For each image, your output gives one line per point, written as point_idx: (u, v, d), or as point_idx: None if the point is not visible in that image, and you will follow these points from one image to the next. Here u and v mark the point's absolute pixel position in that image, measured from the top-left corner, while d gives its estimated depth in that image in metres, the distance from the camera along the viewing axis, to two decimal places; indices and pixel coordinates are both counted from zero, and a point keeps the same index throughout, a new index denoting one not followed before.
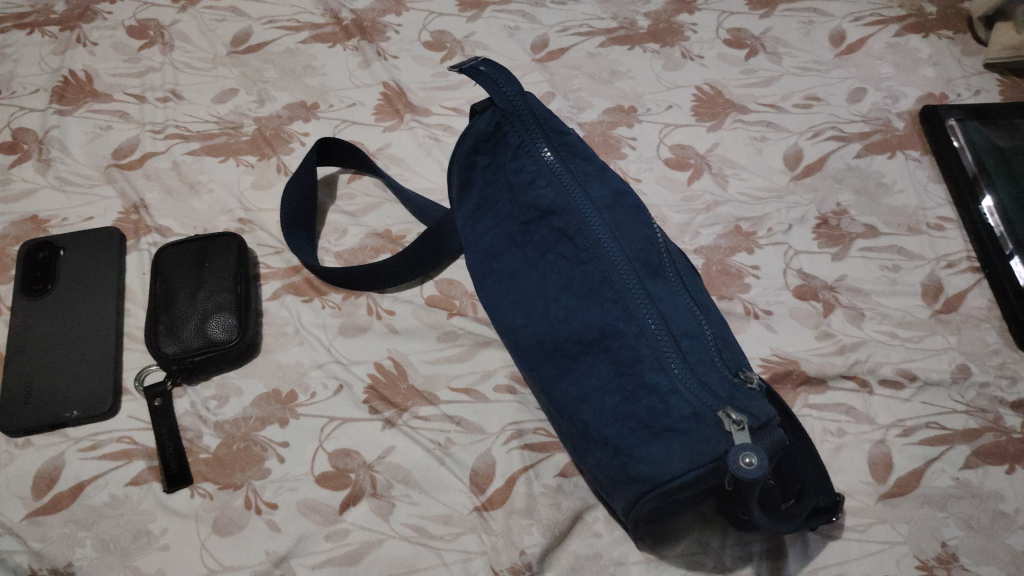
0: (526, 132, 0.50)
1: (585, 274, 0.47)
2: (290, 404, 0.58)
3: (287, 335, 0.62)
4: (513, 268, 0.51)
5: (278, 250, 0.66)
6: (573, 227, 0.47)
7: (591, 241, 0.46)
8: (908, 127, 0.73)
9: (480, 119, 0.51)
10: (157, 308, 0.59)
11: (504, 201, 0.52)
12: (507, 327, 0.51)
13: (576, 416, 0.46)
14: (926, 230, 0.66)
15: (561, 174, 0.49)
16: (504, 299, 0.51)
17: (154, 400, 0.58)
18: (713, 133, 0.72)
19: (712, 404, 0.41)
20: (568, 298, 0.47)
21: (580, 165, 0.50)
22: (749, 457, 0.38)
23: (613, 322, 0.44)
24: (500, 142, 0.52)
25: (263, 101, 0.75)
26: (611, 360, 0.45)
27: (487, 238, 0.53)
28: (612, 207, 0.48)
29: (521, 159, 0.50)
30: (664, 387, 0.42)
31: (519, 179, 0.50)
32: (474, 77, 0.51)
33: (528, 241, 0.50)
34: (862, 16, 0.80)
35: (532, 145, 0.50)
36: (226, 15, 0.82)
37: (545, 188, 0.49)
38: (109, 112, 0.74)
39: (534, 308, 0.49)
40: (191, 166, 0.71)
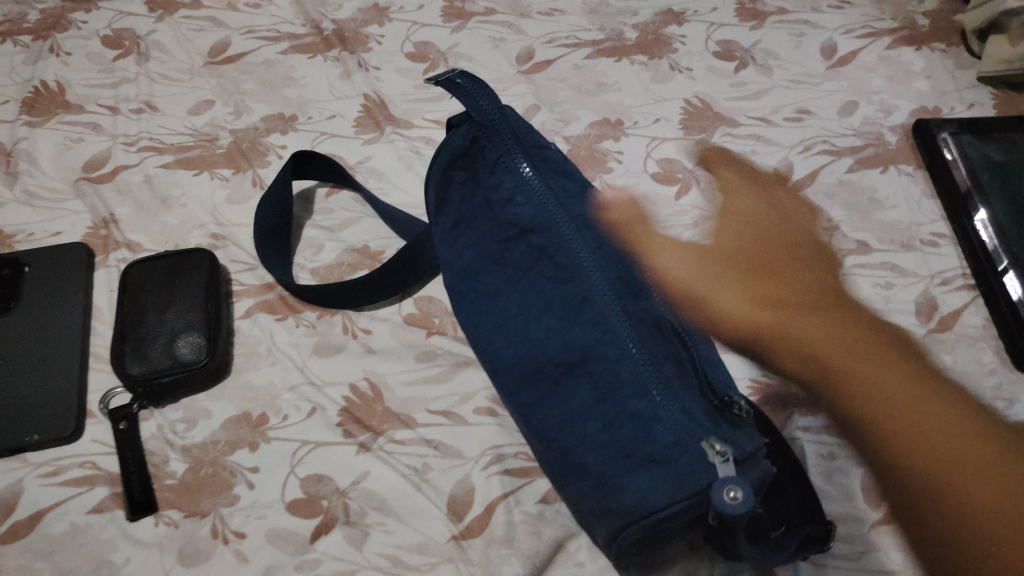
0: (503, 147, 0.48)
1: (565, 294, 0.44)
2: (261, 427, 0.56)
3: (259, 355, 0.59)
4: (492, 286, 0.49)
5: (252, 267, 0.64)
6: (553, 245, 0.45)
7: (571, 260, 0.44)
8: (900, 141, 0.71)
9: (455, 134, 0.49)
10: (122, 328, 0.57)
11: (482, 217, 0.50)
12: (486, 348, 0.49)
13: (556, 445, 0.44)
14: (919, 247, 0.64)
15: (540, 190, 0.47)
16: (483, 319, 0.49)
17: (119, 423, 0.55)
18: (702, 147, 0.70)
19: (697, 433, 0.39)
20: (547, 319, 0.45)
21: (560, 181, 0.48)
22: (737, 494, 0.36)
23: (593, 346, 0.42)
24: (478, 157, 0.49)
25: (240, 112, 0.73)
26: (592, 386, 0.42)
27: (464, 255, 0.51)
28: (592, 226, 0.46)
29: (500, 175, 0.48)
30: (647, 414, 0.40)
31: (497, 196, 0.48)
32: (451, 89, 0.48)
33: (507, 260, 0.48)
34: (852, 28, 0.79)
35: (510, 161, 0.48)
36: (204, 25, 0.80)
37: (524, 205, 0.47)
38: (81, 123, 0.72)
39: (513, 329, 0.47)
40: (164, 180, 0.68)
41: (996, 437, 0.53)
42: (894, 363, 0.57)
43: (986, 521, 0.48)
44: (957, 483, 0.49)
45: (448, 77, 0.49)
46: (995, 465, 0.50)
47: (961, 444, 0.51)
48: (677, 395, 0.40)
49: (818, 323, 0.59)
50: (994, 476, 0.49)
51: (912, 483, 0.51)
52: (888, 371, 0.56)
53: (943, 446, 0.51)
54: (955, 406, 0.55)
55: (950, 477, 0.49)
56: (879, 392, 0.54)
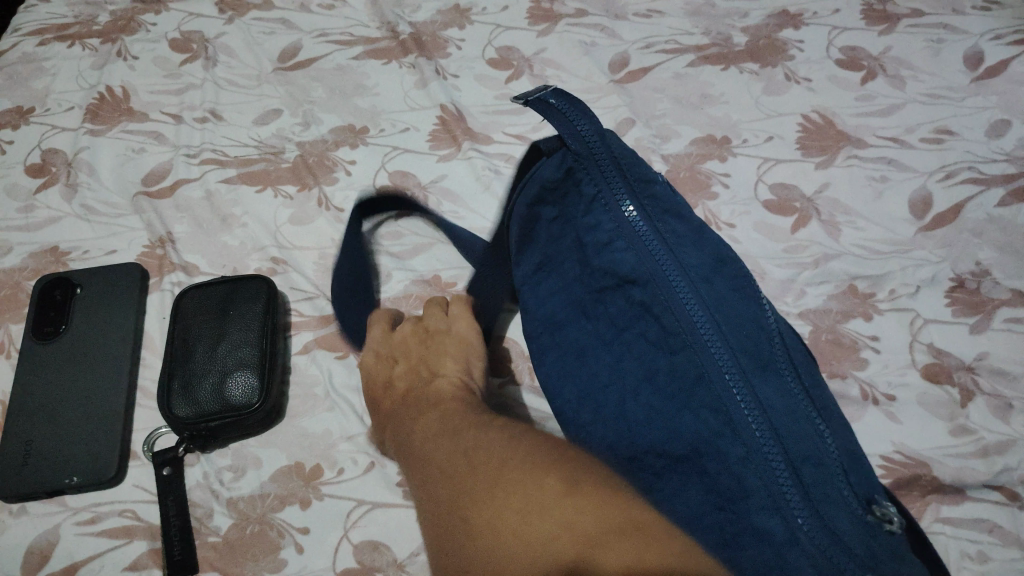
0: (604, 181, 0.40)
1: (676, 365, 0.37)
2: (314, 481, 0.50)
3: (316, 398, 0.54)
4: (582, 343, 0.43)
5: (312, 296, 0.58)
6: (659, 303, 0.38)
7: (683, 322, 0.37)
8: None
9: (548, 163, 0.42)
10: (172, 362, 0.52)
11: (573, 260, 0.43)
12: (572, 422, 0.42)
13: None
14: None
15: (644, 234, 0.39)
16: (570, 382, 0.43)
17: (162, 469, 0.50)
18: (823, 171, 0.61)
19: (845, 567, 0.31)
20: (646, 394, 0.38)
21: (671, 221, 0.41)
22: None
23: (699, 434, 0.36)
24: (571, 190, 0.42)
25: (308, 123, 0.68)
26: (702, 487, 0.35)
27: (553, 304, 0.45)
28: (711, 273, 0.39)
29: (597, 214, 0.41)
30: (780, 537, 0.32)
31: (592, 239, 0.41)
32: (542, 111, 0.41)
33: (603, 314, 0.42)
34: (1003, 34, 0.68)
35: (610, 197, 0.40)
36: (275, 27, 0.76)
37: (625, 253, 0.40)
38: (144, 133, 0.68)
39: (606, 404, 0.40)
40: (225, 197, 0.64)
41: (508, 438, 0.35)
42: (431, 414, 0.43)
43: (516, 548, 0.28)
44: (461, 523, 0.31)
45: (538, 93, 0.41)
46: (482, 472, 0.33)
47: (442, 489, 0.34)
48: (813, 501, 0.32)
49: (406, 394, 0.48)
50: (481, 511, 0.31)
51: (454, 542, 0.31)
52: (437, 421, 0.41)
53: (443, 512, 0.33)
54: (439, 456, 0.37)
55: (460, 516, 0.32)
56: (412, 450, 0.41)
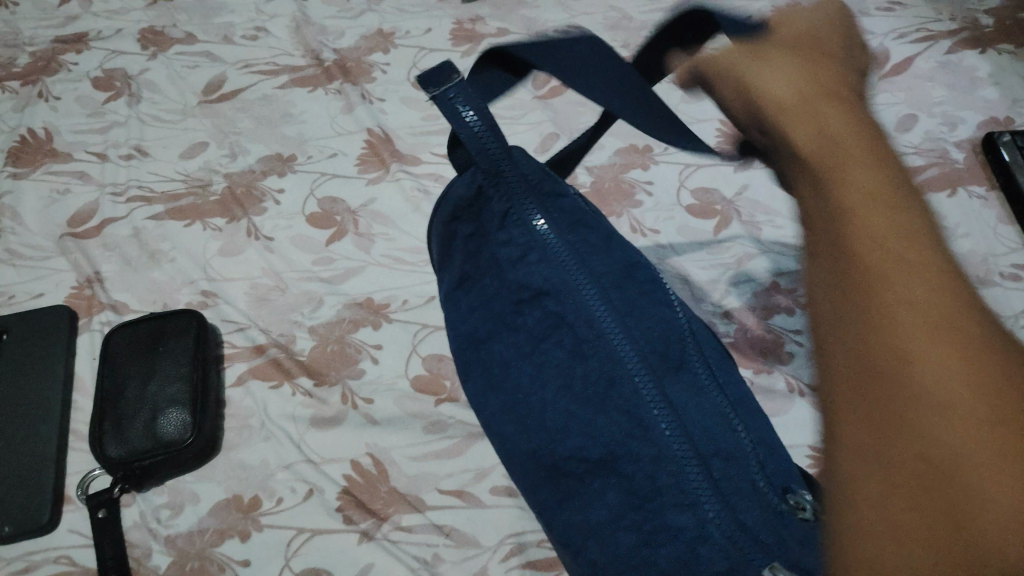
0: (512, 194, 0.40)
1: (597, 370, 0.37)
2: (253, 512, 0.50)
3: (251, 429, 0.53)
4: (504, 356, 0.42)
5: (243, 327, 0.58)
6: (573, 312, 0.39)
7: (593, 330, 0.38)
8: (970, 159, 0.62)
9: (459, 183, 0.43)
10: (102, 403, 0.51)
11: (490, 276, 0.43)
12: (499, 436, 0.42)
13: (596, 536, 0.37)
14: (999, 282, 0.55)
15: (557, 248, 0.40)
16: (495, 395, 0.42)
17: (97, 511, 0.49)
18: (742, 173, 0.63)
19: (750, 554, 0.33)
20: (566, 401, 0.38)
21: (582, 234, 0.42)
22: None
23: (621, 437, 0.36)
24: (483, 207, 0.42)
25: (235, 154, 0.68)
26: (622, 489, 0.36)
27: (474, 321, 0.44)
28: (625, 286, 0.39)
29: (510, 228, 0.41)
30: (691, 534, 0.34)
31: (506, 253, 0.41)
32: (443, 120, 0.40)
33: (522, 327, 0.41)
34: (906, 32, 0.71)
35: (521, 212, 0.41)
36: (199, 61, 0.76)
37: (538, 267, 0.40)
38: (68, 173, 0.68)
39: (530, 414, 0.40)
40: (153, 233, 0.63)
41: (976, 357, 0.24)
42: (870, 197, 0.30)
43: (975, 487, 0.21)
44: (950, 434, 0.23)
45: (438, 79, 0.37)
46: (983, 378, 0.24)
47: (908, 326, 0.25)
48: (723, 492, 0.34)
49: (879, 175, 0.31)
50: (968, 403, 0.23)
51: (876, 416, 0.24)
52: (912, 258, 0.27)
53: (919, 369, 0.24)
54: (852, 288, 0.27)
55: (905, 370, 0.24)
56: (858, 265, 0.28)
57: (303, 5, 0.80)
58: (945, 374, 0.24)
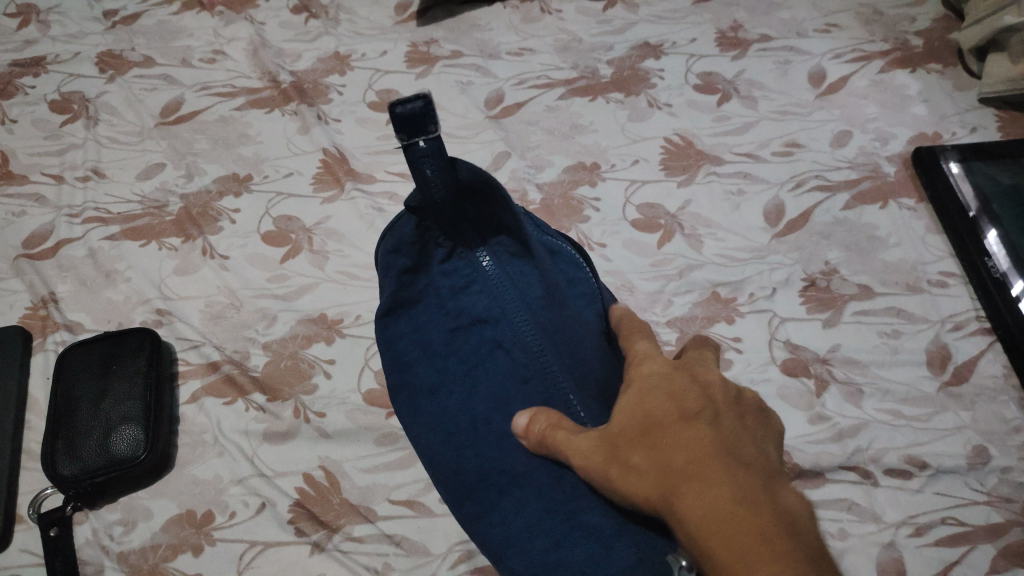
0: (454, 236, 0.46)
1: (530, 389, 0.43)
2: (205, 527, 0.51)
3: (204, 445, 0.54)
4: (436, 377, 0.44)
5: (198, 344, 0.59)
6: (508, 338, 0.45)
7: (529, 354, 0.44)
8: (900, 172, 0.66)
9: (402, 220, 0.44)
10: (55, 423, 0.52)
11: (430, 305, 0.47)
12: (423, 454, 0.43)
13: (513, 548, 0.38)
14: (927, 289, 0.59)
15: (497, 282, 0.47)
16: (418, 416, 0.44)
17: (50, 529, 0.49)
18: (684, 189, 0.65)
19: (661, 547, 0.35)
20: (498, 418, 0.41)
21: (522, 264, 0.47)
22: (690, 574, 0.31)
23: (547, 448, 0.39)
24: (427, 240, 0.45)
25: (192, 175, 0.69)
26: (539, 497, 0.38)
27: (406, 343, 0.46)
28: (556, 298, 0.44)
29: (455, 261, 0.48)
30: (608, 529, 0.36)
31: (449, 283, 0.47)
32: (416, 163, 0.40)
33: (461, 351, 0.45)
34: (841, 52, 0.74)
35: (468, 251, 0.47)
36: (157, 84, 0.77)
37: (478, 295, 0.47)
38: (24, 196, 0.68)
39: (456, 431, 0.42)
40: (109, 253, 0.64)
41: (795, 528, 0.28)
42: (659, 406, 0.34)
43: None
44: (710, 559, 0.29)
45: (407, 118, 0.38)
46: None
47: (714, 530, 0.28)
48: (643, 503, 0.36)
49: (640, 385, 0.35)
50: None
51: None
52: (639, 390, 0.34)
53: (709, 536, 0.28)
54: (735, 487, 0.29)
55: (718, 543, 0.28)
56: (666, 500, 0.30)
57: (260, 28, 0.81)
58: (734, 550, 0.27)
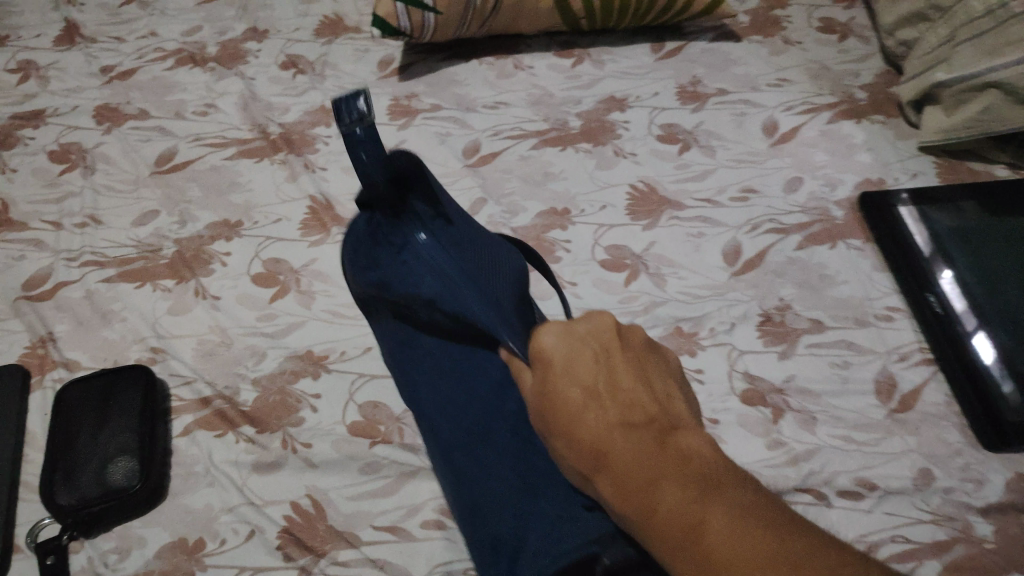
0: (403, 224, 0.46)
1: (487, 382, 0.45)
2: (197, 553, 0.53)
3: (196, 476, 0.57)
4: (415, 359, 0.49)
5: (190, 380, 0.62)
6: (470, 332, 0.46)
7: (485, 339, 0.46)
8: (848, 215, 0.71)
9: (358, 220, 0.49)
10: (53, 456, 0.54)
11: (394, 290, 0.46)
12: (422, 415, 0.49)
13: (473, 542, 0.45)
14: (874, 322, 0.63)
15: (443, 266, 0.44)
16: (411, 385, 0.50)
17: (46, 558, 0.52)
18: (649, 231, 0.69)
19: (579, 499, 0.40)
20: (457, 415, 0.46)
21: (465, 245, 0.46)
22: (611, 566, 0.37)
23: (500, 455, 0.44)
24: (378, 242, 0.47)
25: (185, 221, 0.73)
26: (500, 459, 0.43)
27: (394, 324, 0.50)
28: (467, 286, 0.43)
29: (403, 254, 0.46)
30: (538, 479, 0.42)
31: (397, 273, 0.46)
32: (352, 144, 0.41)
33: (421, 345, 0.49)
34: (793, 105, 0.80)
35: (410, 239, 0.46)
36: (152, 135, 0.81)
37: (426, 279, 0.44)
38: (24, 240, 0.71)
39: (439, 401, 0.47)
40: (105, 295, 0.67)
41: (774, 499, 0.31)
42: (617, 433, 0.33)
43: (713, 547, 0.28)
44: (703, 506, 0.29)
45: (353, 115, 0.40)
46: (809, 563, 0.27)
47: (682, 526, 0.29)
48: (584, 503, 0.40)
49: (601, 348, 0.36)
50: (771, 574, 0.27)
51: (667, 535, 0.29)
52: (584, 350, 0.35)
53: (678, 539, 0.29)
54: (703, 476, 0.31)
55: (704, 542, 0.28)
56: (634, 499, 0.31)
57: (250, 82, 0.86)
58: (726, 551, 0.28)
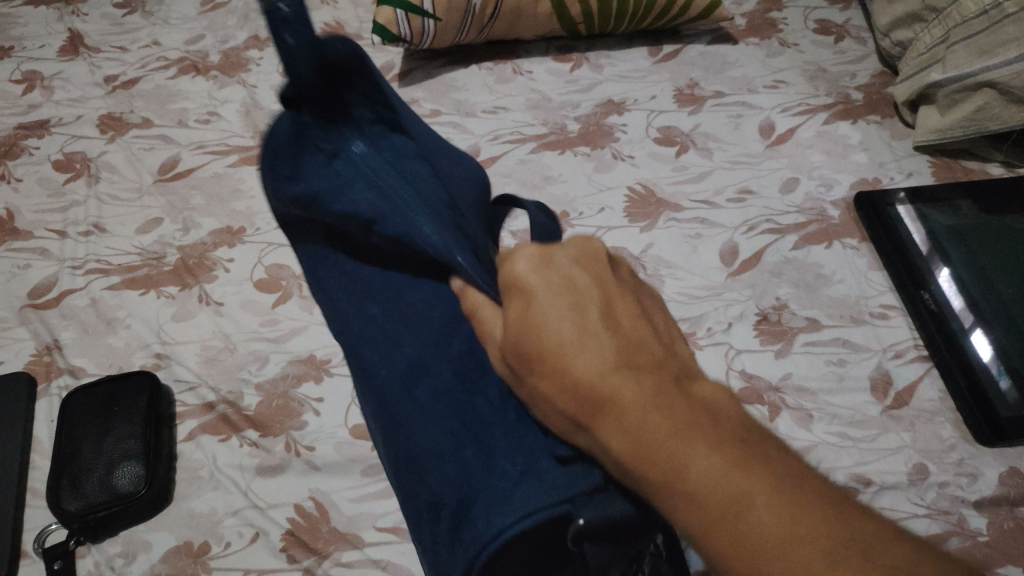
0: (331, 123, 0.46)
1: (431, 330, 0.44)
2: (202, 556, 0.54)
3: (200, 480, 0.58)
4: (359, 305, 0.49)
5: (194, 386, 0.63)
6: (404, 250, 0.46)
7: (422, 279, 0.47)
8: (845, 214, 0.71)
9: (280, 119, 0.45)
10: (59, 462, 0.55)
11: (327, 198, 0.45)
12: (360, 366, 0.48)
13: (413, 498, 0.43)
14: (869, 321, 0.64)
15: (382, 183, 0.45)
16: (348, 331, 0.49)
17: (53, 563, 0.53)
18: (647, 233, 0.70)
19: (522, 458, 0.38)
20: (398, 363, 0.45)
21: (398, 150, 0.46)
22: (586, 527, 0.33)
23: (434, 401, 0.42)
24: (307, 145, 0.46)
25: (187, 228, 0.74)
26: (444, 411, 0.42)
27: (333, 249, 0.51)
28: (411, 205, 0.43)
29: (338, 165, 0.46)
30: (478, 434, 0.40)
31: (331, 185, 0.45)
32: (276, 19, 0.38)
33: (361, 288, 0.49)
34: (790, 106, 0.80)
35: (345, 150, 0.46)
36: (155, 144, 0.82)
37: (364, 194, 0.44)
38: (29, 249, 0.72)
39: (382, 349, 0.46)
40: (110, 302, 0.68)
41: (805, 470, 0.33)
42: (634, 400, 0.33)
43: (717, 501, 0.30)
44: (705, 457, 0.31)
45: None
46: (816, 512, 0.30)
47: (717, 497, 0.30)
48: (554, 456, 0.38)
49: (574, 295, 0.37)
50: (815, 558, 0.29)
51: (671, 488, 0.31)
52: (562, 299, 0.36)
53: (706, 510, 0.30)
54: (735, 452, 0.32)
55: (715, 496, 0.30)
56: (659, 464, 0.31)
57: (252, 90, 0.87)
58: (764, 529, 0.29)
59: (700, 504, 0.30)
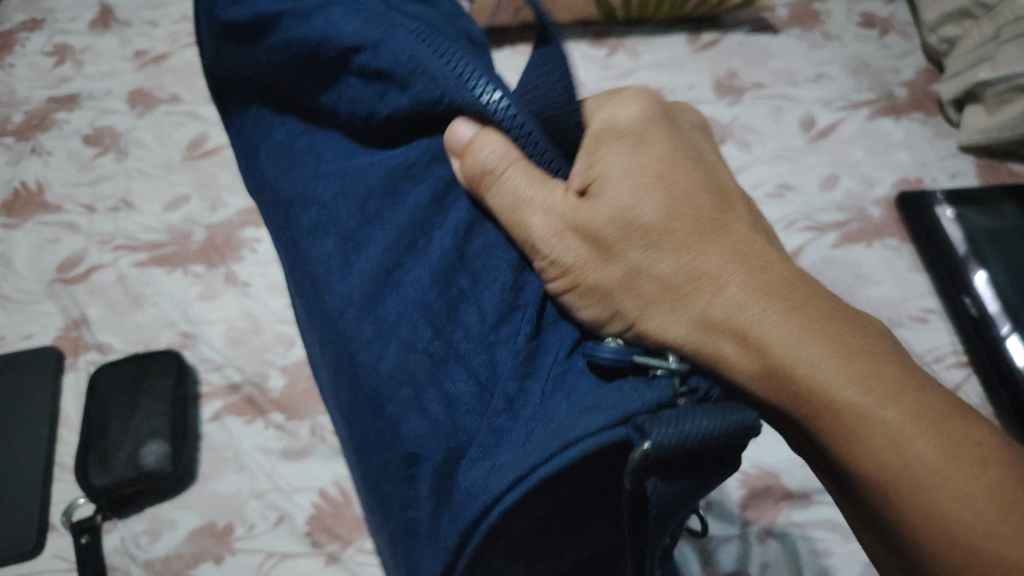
0: None
1: (401, 225, 0.37)
2: (227, 537, 0.54)
3: (226, 461, 0.57)
4: (319, 203, 0.42)
5: (220, 366, 0.62)
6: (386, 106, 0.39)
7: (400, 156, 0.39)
8: (885, 214, 0.70)
9: None
10: (87, 437, 0.55)
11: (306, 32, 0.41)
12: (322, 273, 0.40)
13: (387, 429, 0.36)
14: (908, 324, 0.62)
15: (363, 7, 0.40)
16: (311, 228, 0.42)
17: (81, 537, 0.53)
18: None
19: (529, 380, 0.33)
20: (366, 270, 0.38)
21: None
22: (654, 452, 0.26)
23: (404, 316, 0.35)
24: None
25: (216, 207, 0.73)
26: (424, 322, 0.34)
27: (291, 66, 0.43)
28: (411, 35, 0.38)
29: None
30: (464, 351, 0.34)
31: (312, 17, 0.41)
32: None
33: (321, 190, 0.42)
34: (831, 101, 0.78)
35: None
36: (184, 120, 0.81)
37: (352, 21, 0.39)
38: (58, 223, 0.72)
39: (349, 255, 0.39)
40: (137, 279, 0.68)
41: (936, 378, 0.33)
42: (789, 302, 0.32)
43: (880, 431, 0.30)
44: (870, 382, 0.31)
45: None
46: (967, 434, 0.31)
47: (889, 427, 0.30)
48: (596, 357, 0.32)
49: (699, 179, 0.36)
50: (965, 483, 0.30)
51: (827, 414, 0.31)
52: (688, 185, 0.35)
53: (885, 439, 0.30)
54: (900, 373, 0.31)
55: (881, 432, 0.31)
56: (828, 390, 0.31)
57: None
58: (933, 468, 0.30)
59: (864, 435, 0.30)
